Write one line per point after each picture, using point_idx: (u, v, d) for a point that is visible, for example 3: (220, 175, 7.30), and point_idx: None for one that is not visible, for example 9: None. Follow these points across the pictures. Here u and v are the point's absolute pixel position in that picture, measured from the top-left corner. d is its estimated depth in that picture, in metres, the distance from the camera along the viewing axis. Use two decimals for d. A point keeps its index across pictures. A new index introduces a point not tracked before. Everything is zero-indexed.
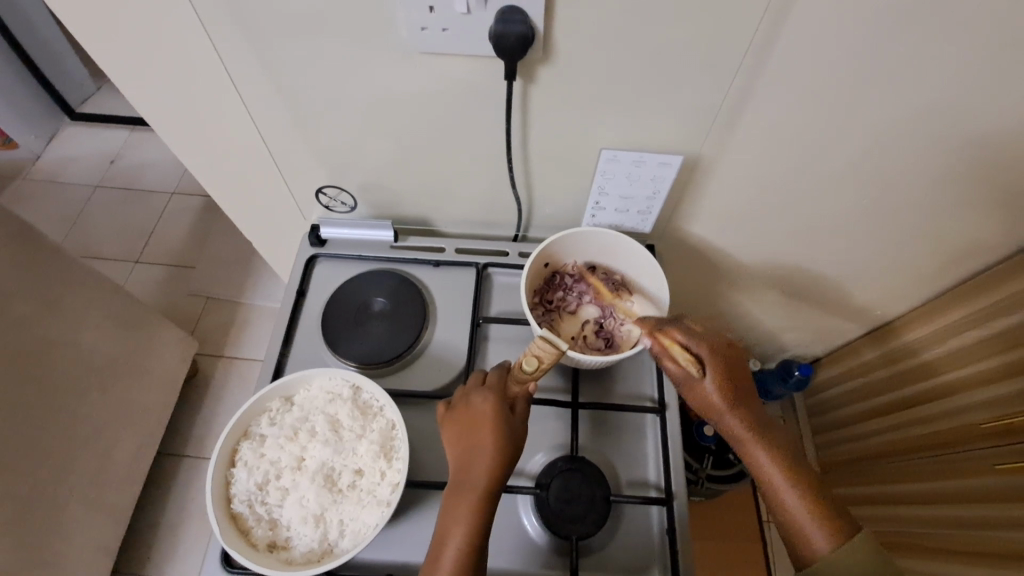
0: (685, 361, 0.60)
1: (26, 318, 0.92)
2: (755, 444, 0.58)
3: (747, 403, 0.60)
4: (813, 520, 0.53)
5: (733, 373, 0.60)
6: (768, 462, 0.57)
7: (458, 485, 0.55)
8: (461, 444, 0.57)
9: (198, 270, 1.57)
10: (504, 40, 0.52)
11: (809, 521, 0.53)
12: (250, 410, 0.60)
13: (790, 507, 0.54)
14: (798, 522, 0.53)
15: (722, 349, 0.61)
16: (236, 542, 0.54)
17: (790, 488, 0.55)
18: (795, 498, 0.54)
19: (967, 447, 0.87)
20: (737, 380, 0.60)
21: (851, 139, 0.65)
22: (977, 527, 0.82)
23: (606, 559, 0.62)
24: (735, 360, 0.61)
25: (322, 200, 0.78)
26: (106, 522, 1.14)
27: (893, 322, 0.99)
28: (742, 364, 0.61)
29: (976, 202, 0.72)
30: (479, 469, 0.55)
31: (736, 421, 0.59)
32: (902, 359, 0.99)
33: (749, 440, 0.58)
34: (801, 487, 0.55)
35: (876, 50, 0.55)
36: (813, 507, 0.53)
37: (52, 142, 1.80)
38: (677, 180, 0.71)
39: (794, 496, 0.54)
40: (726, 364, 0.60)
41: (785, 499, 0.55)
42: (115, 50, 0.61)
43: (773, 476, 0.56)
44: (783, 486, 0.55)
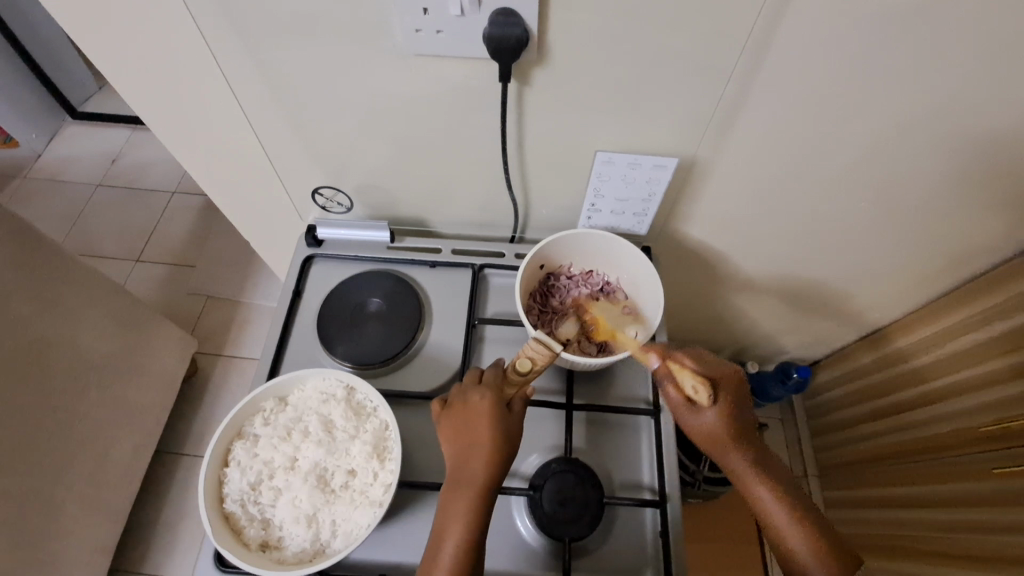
0: (693, 389, 0.59)
1: (25, 317, 0.93)
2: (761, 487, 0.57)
3: (754, 446, 0.59)
4: (823, 568, 0.52)
5: (738, 413, 0.60)
6: (775, 509, 0.55)
7: (455, 481, 0.55)
8: (459, 440, 0.57)
9: (198, 269, 1.58)
10: (499, 42, 0.52)
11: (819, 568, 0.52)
12: (244, 409, 0.60)
13: (801, 556, 0.53)
14: (808, 573, 0.53)
15: (728, 386, 0.61)
16: (228, 542, 0.54)
17: (800, 537, 0.54)
18: (807, 548, 0.53)
19: (966, 450, 0.86)
20: (743, 419, 0.60)
21: (846, 142, 0.65)
22: (975, 530, 0.82)
23: (599, 560, 0.62)
24: (743, 398, 0.61)
25: (318, 201, 0.78)
26: (105, 520, 1.14)
27: (892, 325, 0.99)
28: (748, 401, 0.61)
29: (974, 206, 0.72)
30: (477, 466, 0.55)
31: (741, 462, 0.58)
32: (900, 362, 0.99)
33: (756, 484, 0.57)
34: (811, 535, 0.54)
35: (871, 53, 0.55)
36: (823, 555, 0.53)
37: (53, 141, 1.81)
38: (673, 182, 0.71)
39: (805, 545, 0.53)
40: (733, 400, 0.60)
41: (794, 547, 0.54)
42: (111, 51, 0.61)
43: (782, 523, 0.55)
44: (792, 535, 0.54)
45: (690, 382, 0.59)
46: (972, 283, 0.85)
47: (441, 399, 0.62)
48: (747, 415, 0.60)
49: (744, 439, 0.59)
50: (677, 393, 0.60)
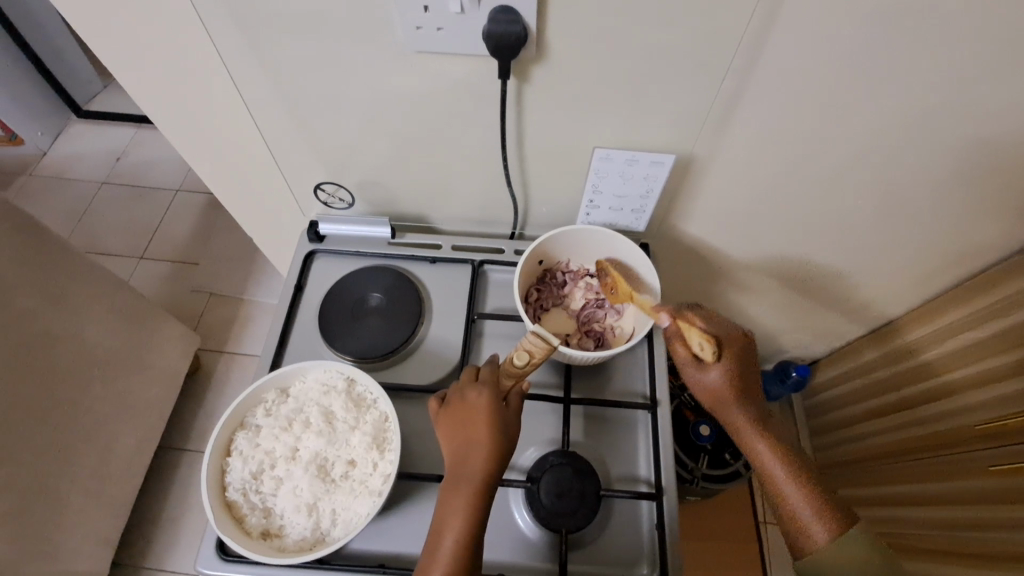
0: (699, 346, 0.62)
1: (31, 311, 0.94)
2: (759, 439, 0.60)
3: (755, 403, 0.62)
4: (817, 516, 0.54)
5: (744, 371, 0.63)
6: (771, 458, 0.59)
7: (454, 478, 0.56)
8: (457, 439, 0.58)
9: (201, 267, 1.59)
10: (497, 38, 0.53)
11: (811, 515, 0.55)
12: (246, 400, 0.61)
13: (794, 504, 0.56)
14: (800, 518, 0.55)
15: (739, 346, 0.64)
16: (230, 529, 0.55)
17: (793, 484, 0.57)
18: (798, 496, 0.56)
19: (966, 449, 0.86)
20: (746, 378, 0.63)
21: (842, 139, 0.65)
22: (977, 529, 0.82)
23: (596, 552, 0.63)
24: (747, 358, 0.64)
25: (321, 196, 0.79)
26: (107, 514, 1.15)
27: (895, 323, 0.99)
28: (752, 364, 0.64)
29: (969, 203, 0.73)
30: (475, 463, 0.56)
31: (742, 416, 0.61)
32: (901, 361, 0.99)
33: (755, 437, 0.60)
34: (804, 485, 0.56)
35: (866, 51, 0.56)
36: (816, 503, 0.55)
37: (59, 139, 1.82)
38: (670, 179, 0.72)
39: (798, 494, 0.56)
40: (736, 359, 0.63)
41: (787, 495, 0.57)
42: (117, 48, 0.62)
43: (777, 473, 0.58)
44: (786, 484, 0.57)
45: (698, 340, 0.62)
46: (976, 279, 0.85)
47: (439, 397, 0.62)
48: (750, 376, 0.64)
49: (747, 397, 0.62)
50: (684, 351, 0.64)
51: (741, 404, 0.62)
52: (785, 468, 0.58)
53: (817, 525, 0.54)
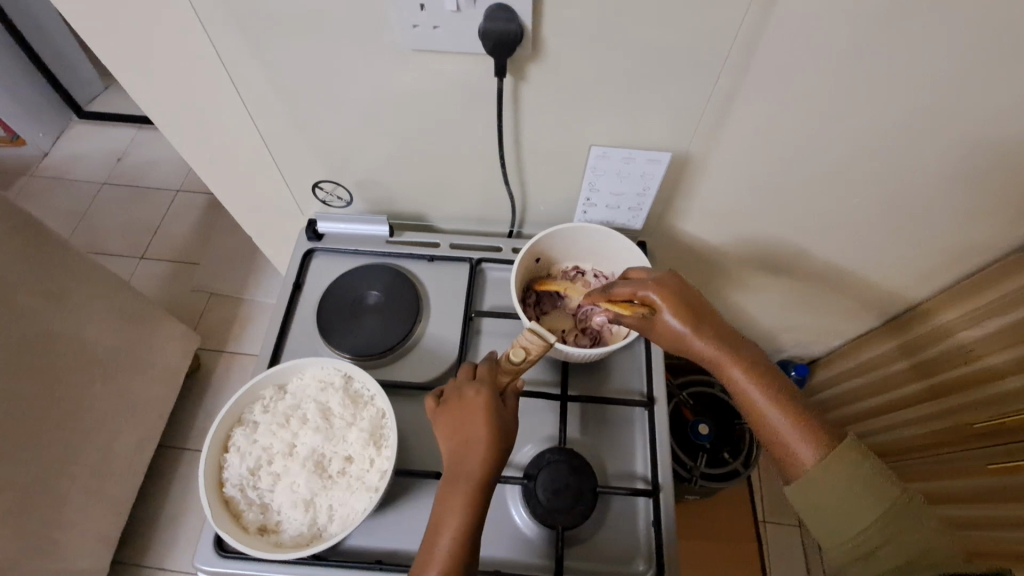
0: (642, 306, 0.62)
1: (31, 310, 0.94)
2: (731, 365, 0.58)
3: (720, 329, 0.60)
4: (802, 437, 0.53)
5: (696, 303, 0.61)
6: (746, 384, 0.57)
7: (452, 475, 0.55)
8: (455, 437, 0.57)
9: (202, 267, 1.59)
10: (493, 36, 0.54)
11: (797, 438, 0.53)
12: (244, 397, 0.61)
13: (778, 428, 0.54)
14: (786, 442, 0.53)
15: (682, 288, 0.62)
16: (227, 525, 0.55)
17: (774, 408, 0.55)
18: (781, 420, 0.54)
19: (966, 448, 0.87)
20: (703, 311, 0.61)
21: (837, 137, 0.66)
22: (983, 526, 0.82)
23: (593, 549, 0.63)
24: (693, 296, 0.62)
25: (319, 195, 0.79)
26: (107, 512, 1.15)
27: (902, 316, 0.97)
28: (701, 297, 0.62)
29: (966, 201, 0.73)
30: (472, 461, 0.55)
31: (705, 346, 0.59)
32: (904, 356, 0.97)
33: (727, 363, 0.58)
34: (785, 405, 0.55)
35: (862, 48, 0.56)
36: (799, 425, 0.54)
37: (60, 140, 1.83)
38: (667, 177, 0.72)
39: (781, 417, 0.54)
40: (684, 300, 0.61)
41: (771, 420, 0.55)
42: (116, 47, 0.62)
43: (755, 398, 0.56)
44: (767, 409, 0.55)
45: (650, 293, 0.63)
46: (982, 273, 0.83)
47: (436, 396, 0.62)
48: (706, 308, 0.61)
49: (708, 322, 0.60)
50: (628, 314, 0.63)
51: (703, 337, 0.59)
52: (764, 391, 0.56)
53: (803, 446, 0.52)
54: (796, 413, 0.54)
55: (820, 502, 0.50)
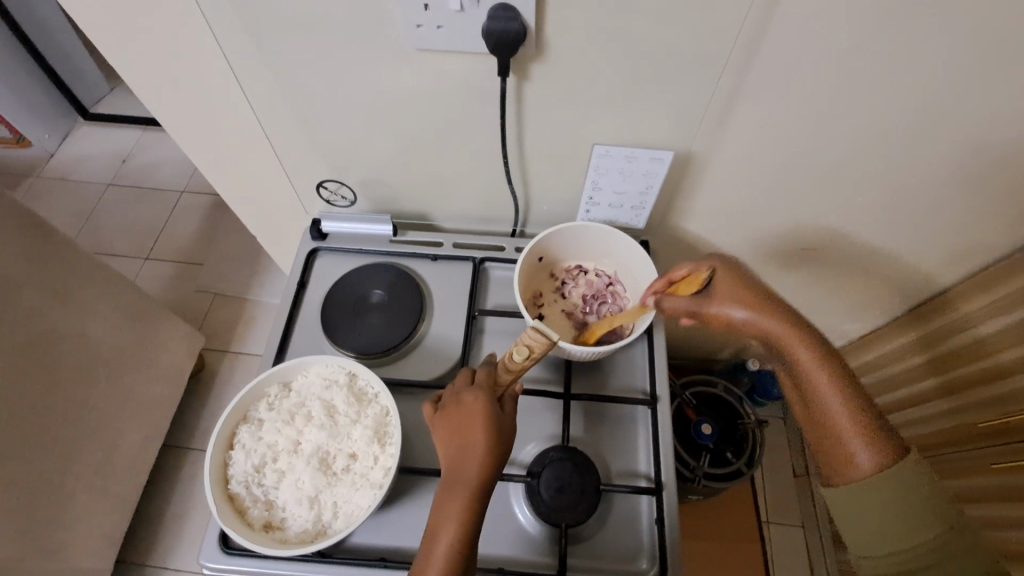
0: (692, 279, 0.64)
1: (38, 309, 0.95)
2: (801, 350, 0.55)
3: (795, 315, 0.57)
4: (867, 437, 0.50)
5: (764, 288, 0.59)
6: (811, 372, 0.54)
7: (450, 480, 0.55)
8: (454, 442, 0.57)
9: (206, 267, 1.60)
10: (497, 35, 0.54)
11: (859, 438, 0.50)
12: (248, 395, 0.62)
13: (841, 425, 0.51)
14: (845, 441, 0.51)
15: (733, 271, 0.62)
16: (232, 521, 0.55)
17: (842, 405, 0.52)
18: (847, 417, 0.51)
19: (966, 448, 0.87)
20: (767, 291, 0.59)
21: (839, 136, 0.66)
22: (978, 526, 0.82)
23: (596, 547, 0.63)
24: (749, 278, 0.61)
25: (323, 194, 0.79)
26: (112, 511, 1.16)
27: (904, 317, 0.96)
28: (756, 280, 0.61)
29: (968, 199, 0.73)
30: (471, 466, 0.55)
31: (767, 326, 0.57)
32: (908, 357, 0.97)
33: (797, 349, 0.55)
34: (854, 404, 0.52)
35: (863, 46, 0.56)
36: (863, 425, 0.51)
37: (66, 142, 1.84)
38: (669, 175, 0.73)
39: (846, 416, 0.52)
40: (741, 280, 0.61)
41: (835, 417, 0.52)
42: (122, 46, 0.63)
43: (823, 390, 0.53)
44: (834, 404, 0.52)
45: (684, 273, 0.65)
46: (988, 270, 0.82)
47: (434, 402, 0.62)
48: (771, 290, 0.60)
49: (781, 306, 0.58)
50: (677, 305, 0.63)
51: (765, 317, 0.57)
52: (832, 385, 0.53)
53: (865, 451, 0.50)
54: (862, 412, 0.51)
55: (875, 509, 0.48)
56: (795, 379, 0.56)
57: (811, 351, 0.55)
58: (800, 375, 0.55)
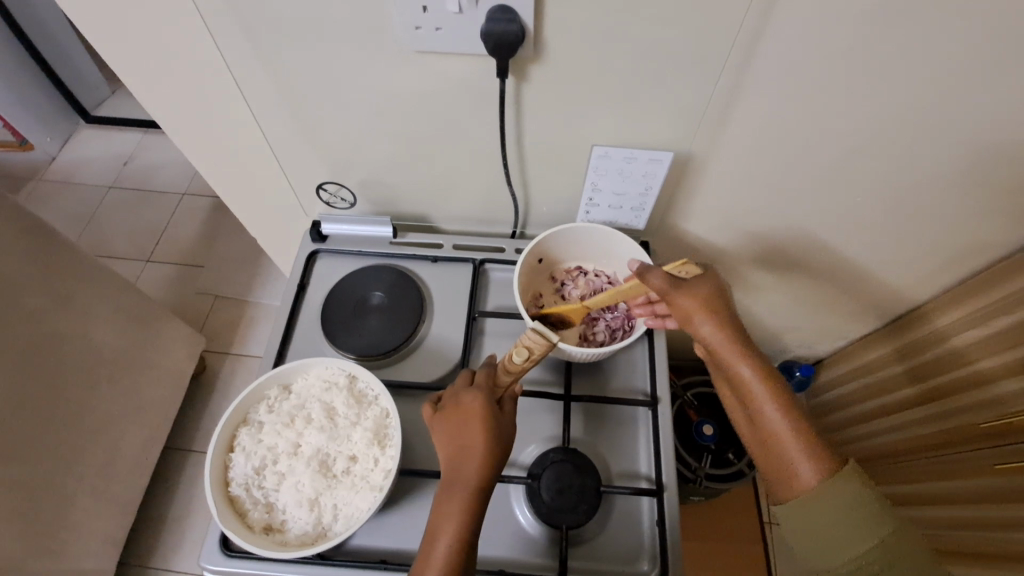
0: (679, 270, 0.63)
1: (39, 312, 0.95)
2: (747, 370, 0.58)
3: (744, 340, 0.60)
4: (808, 456, 0.52)
5: (723, 306, 0.61)
6: (758, 390, 0.56)
7: (449, 480, 0.55)
8: (453, 442, 0.57)
9: (207, 269, 1.60)
10: (496, 37, 0.54)
11: (800, 456, 0.52)
12: (248, 397, 0.62)
13: (783, 444, 0.53)
14: (788, 458, 0.53)
15: (716, 285, 0.62)
16: (233, 524, 0.55)
17: (786, 424, 0.54)
18: (788, 433, 0.53)
19: (963, 448, 0.85)
20: (724, 303, 0.61)
21: (839, 137, 0.66)
22: (977, 528, 0.81)
23: (597, 548, 0.63)
24: (720, 287, 0.62)
25: (323, 196, 0.80)
26: (113, 514, 1.16)
27: (902, 318, 0.97)
28: (723, 289, 0.63)
29: (968, 199, 0.73)
30: (471, 466, 0.55)
31: (719, 339, 0.60)
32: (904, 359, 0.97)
33: (744, 374, 0.58)
34: (796, 426, 0.54)
35: (861, 48, 0.56)
36: (805, 443, 0.53)
37: (67, 145, 1.85)
38: (669, 176, 0.72)
39: (790, 434, 0.54)
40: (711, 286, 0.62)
41: (778, 436, 0.54)
42: (121, 50, 0.63)
43: (767, 410, 0.55)
44: (777, 421, 0.55)
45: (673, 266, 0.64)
46: (983, 274, 0.83)
47: (433, 402, 0.62)
48: (728, 303, 0.62)
49: (735, 323, 0.60)
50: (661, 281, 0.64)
51: (722, 330, 0.60)
52: (776, 403, 0.55)
53: (806, 467, 0.51)
54: (803, 431, 0.53)
55: (815, 521, 0.50)
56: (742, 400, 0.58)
57: (758, 368, 0.57)
58: (747, 396, 0.57)
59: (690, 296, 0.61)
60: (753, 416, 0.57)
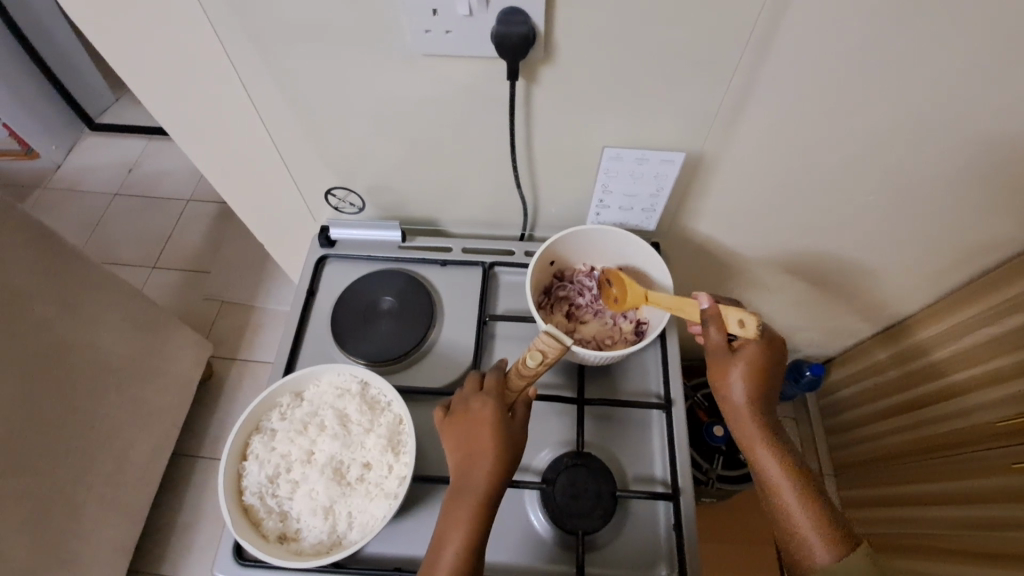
0: (739, 324, 0.61)
1: (47, 321, 0.95)
2: (766, 453, 0.61)
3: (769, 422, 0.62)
4: (821, 536, 0.54)
5: (764, 383, 0.63)
6: (778, 471, 0.59)
7: (457, 489, 0.55)
8: (461, 450, 0.57)
9: (213, 275, 1.60)
10: (505, 40, 0.54)
11: (814, 535, 0.55)
12: (261, 405, 0.61)
13: (798, 523, 0.56)
14: (801, 535, 0.55)
15: (766, 353, 0.63)
16: (247, 533, 0.55)
17: (801, 506, 0.57)
18: (801, 512, 0.56)
19: (980, 447, 0.84)
20: (768, 384, 0.63)
21: (853, 136, 0.65)
22: (981, 528, 0.81)
23: (613, 554, 0.63)
24: (774, 366, 0.63)
25: (331, 202, 0.79)
26: (123, 521, 1.15)
27: (904, 321, 0.98)
28: (778, 370, 0.64)
29: (984, 198, 0.72)
30: (479, 474, 0.55)
31: (746, 418, 0.62)
32: (906, 361, 0.98)
33: (765, 457, 0.60)
34: (812, 506, 0.56)
35: (876, 45, 0.55)
36: (820, 525, 0.55)
37: (72, 152, 1.85)
38: (680, 177, 0.72)
39: (805, 516, 0.56)
40: (762, 365, 0.63)
41: (793, 516, 0.57)
42: (129, 57, 0.62)
43: (784, 490, 0.58)
44: (793, 502, 0.57)
45: (737, 319, 0.61)
46: (1000, 269, 0.82)
47: (442, 406, 0.61)
48: (773, 383, 0.64)
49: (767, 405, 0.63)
50: (719, 333, 0.63)
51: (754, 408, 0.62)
52: (793, 483, 0.58)
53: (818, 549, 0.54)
54: (821, 515, 0.56)
55: None
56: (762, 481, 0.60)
57: (777, 452, 0.60)
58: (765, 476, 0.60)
59: (739, 373, 0.63)
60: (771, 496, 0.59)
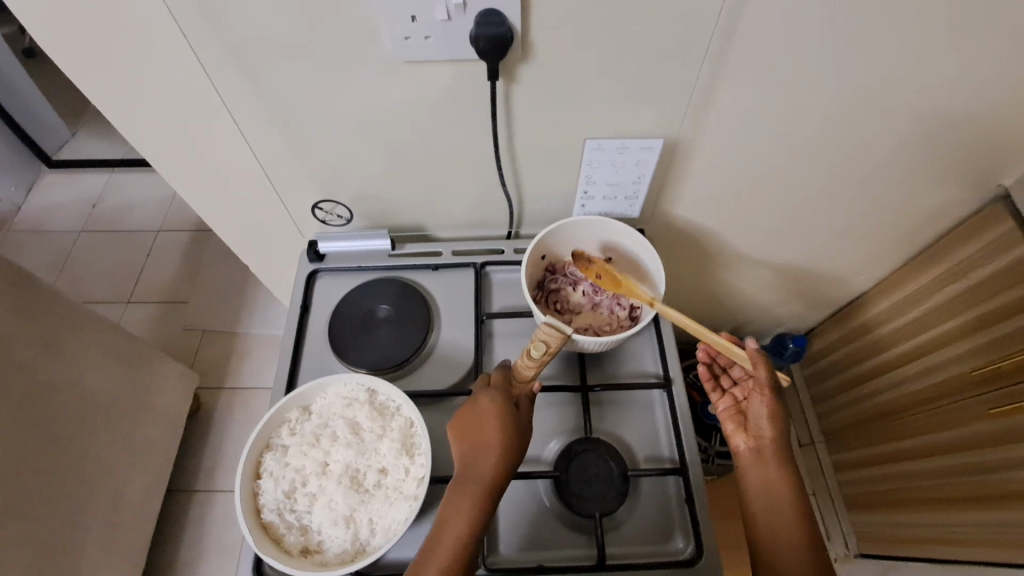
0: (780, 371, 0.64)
1: (29, 363, 0.92)
2: (773, 462, 0.62)
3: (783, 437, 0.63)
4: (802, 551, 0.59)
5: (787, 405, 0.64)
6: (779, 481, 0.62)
7: (461, 478, 0.56)
8: (466, 442, 0.58)
9: (191, 304, 1.57)
10: (478, 43, 0.55)
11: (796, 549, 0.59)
12: (270, 422, 0.61)
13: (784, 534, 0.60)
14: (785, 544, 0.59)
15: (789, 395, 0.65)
16: (270, 550, 0.55)
17: (791, 519, 0.60)
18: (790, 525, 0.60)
19: (954, 396, 0.89)
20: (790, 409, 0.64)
21: (819, 112, 0.68)
22: (970, 473, 0.85)
23: (632, 534, 0.64)
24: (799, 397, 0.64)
25: (318, 215, 0.79)
26: (123, 564, 1.12)
27: (861, 298, 1.05)
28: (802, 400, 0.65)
29: (944, 163, 0.75)
30: (484, 466, 0.56)
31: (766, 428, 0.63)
32: (861, 335, 1.08)
33: (771, 466, 0.62)
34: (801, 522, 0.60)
35: (834, 23, 0.58)
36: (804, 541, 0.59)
37: (31, 192, 1.79)
38: (658, 164, 0.74)
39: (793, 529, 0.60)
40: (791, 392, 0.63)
41: (781, 526, 0.60)
42: (105, 84, 0.62)
43: (781, 501, 0.61)
44: (784, 513, 0.61)
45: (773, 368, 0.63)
46: (962, 227, 0.85)
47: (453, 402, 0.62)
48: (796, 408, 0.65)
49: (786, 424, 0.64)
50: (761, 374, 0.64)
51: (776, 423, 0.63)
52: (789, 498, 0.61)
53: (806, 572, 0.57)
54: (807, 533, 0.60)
55: None
56: (761, 483, 0.62)
57: (783, 465, 0.62)
58: (764, 480, 0.62)
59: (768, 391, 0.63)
60: (766, 500, 0.62)
